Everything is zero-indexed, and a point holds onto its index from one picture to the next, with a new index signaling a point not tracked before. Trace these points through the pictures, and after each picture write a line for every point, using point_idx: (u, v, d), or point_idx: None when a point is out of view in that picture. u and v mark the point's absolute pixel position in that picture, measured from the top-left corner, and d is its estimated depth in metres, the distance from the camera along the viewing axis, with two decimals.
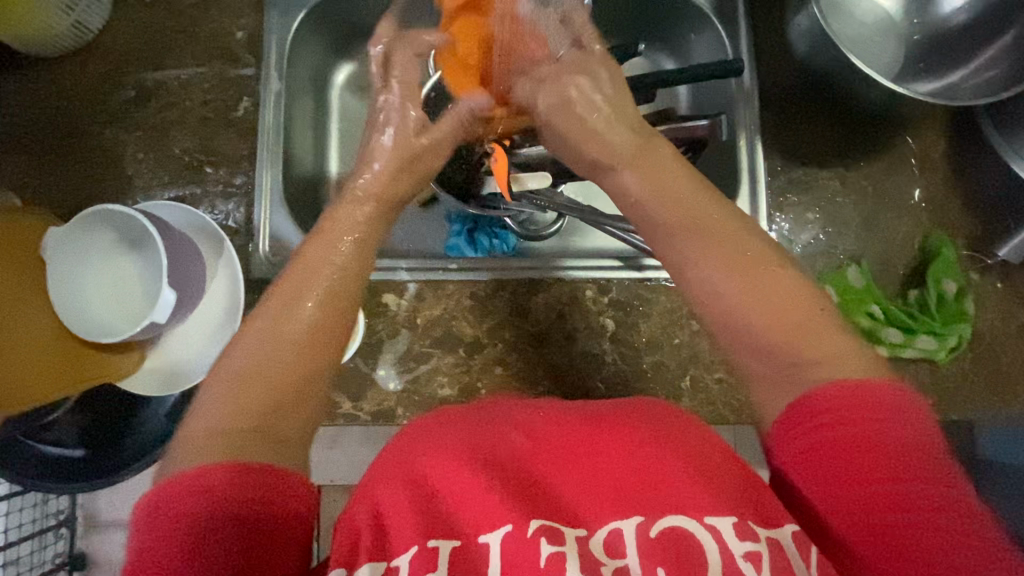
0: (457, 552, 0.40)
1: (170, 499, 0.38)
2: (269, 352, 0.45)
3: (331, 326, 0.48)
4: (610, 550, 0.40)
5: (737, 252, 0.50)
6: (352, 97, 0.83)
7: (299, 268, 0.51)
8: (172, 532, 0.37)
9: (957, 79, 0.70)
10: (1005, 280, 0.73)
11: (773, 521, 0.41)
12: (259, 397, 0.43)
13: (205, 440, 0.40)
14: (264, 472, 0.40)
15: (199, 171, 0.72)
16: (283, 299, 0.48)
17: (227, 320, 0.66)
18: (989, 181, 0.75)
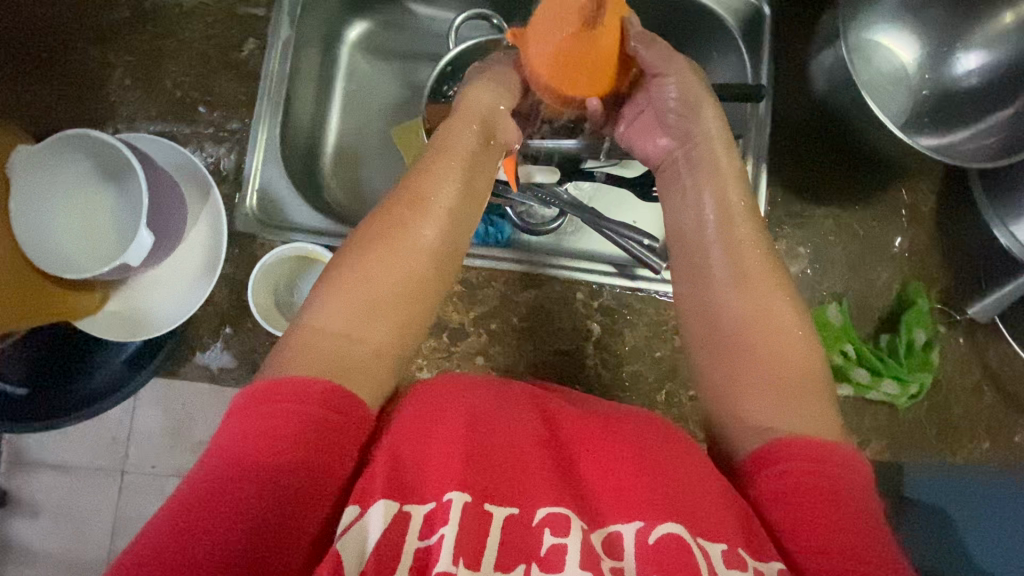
0: (468, 509, 0.40)
1: (268, 395, 0.42)
2: (374, 282, 0.49)
3: (429, 271, 0.52)
4: (609, 549, 0.41)
5: (768, 300, 0.52)
6: (363, 59, 0.81)
7: (408, 202, 0.53)
8: (266, 430, 0.41)
9: (956, 140, 0.72)
10: (967, 336, 0.77)
11: (762, 554, 0.40)
12: (368, 320, 0.48)
13: (315, 351, 0.45)
14: (351, 404, 0.44)
15: (191, 109, 0.67)
16: (397, 231, 0.52)
17: (204, 270, 0.64)
18: (971, 242, 0.78)
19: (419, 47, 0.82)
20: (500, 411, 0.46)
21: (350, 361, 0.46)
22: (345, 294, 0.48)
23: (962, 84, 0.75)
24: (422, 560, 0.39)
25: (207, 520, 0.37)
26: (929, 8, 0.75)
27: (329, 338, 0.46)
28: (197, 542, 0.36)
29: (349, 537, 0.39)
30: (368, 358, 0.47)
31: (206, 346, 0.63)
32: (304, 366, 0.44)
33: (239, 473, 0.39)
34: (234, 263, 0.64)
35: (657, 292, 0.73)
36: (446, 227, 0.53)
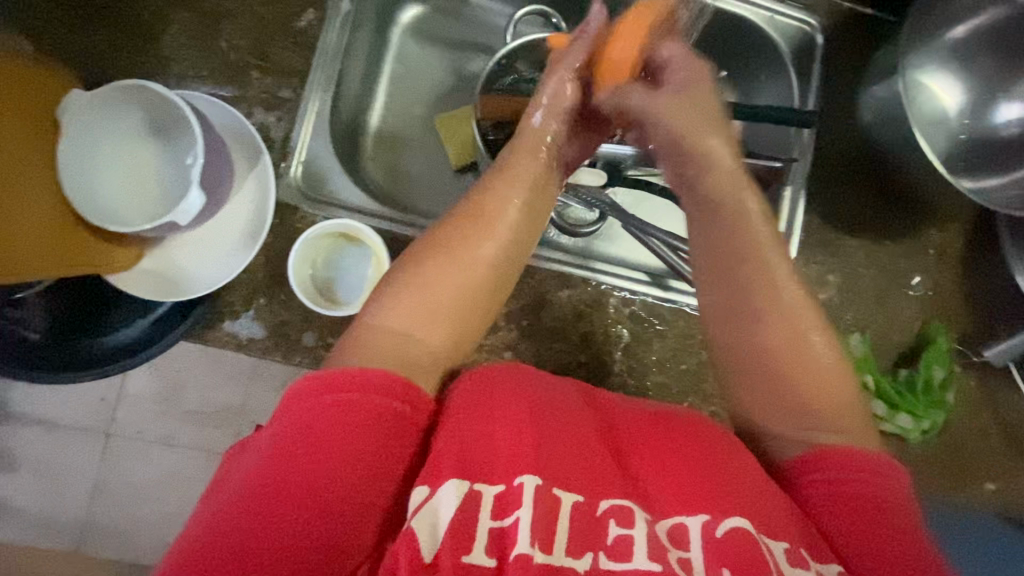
0: (540, 490, 0.41)
1: (335, 384, 0.42)
2: (437, 286, 0.48)
3: (491, 279, 0.51)
4: (677, 541, 0.41)
5: (794, 316, 0.49)
6: (415, 42, 0.80)
7: (475, 208, 0.53)
8: (335, 416, 0.41)
9: (990, 185, 0.73)
10: (980, 378, 0.79)
11: (823, 557, 0.42)
12: (434, 321, 0.48)
13: (384, 348, 0.45)
14: (418, 396, 0.44)
15: (244, 73, 0.66)
16: (465, 234, 0.51)
17: (245, 237, 0.63)
18: (992, 287, 0.80)
19: (473, 37, 0.82)
20: (558, 408, 0.47)
21: (412, 361, 0.45)
22: (408, 294, 0.48)
23: (1001, 133, 0.77)
24: (496, 541, 0.40)
25: (285, 504, 0.38)
26: (979, 55, 0.76)
27: (392, 337, 0.46)
28: (278, 523, 0.38)
29: (422, 517, 0.40)
30: (428, 359, 0.47)
31: (237, 314, 0.61)
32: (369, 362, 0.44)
33: (311, 459, 0.39)
34: (276, 232, 0.63)
35: (689, 305, 0.73)
36: (507, 235, 0.53)
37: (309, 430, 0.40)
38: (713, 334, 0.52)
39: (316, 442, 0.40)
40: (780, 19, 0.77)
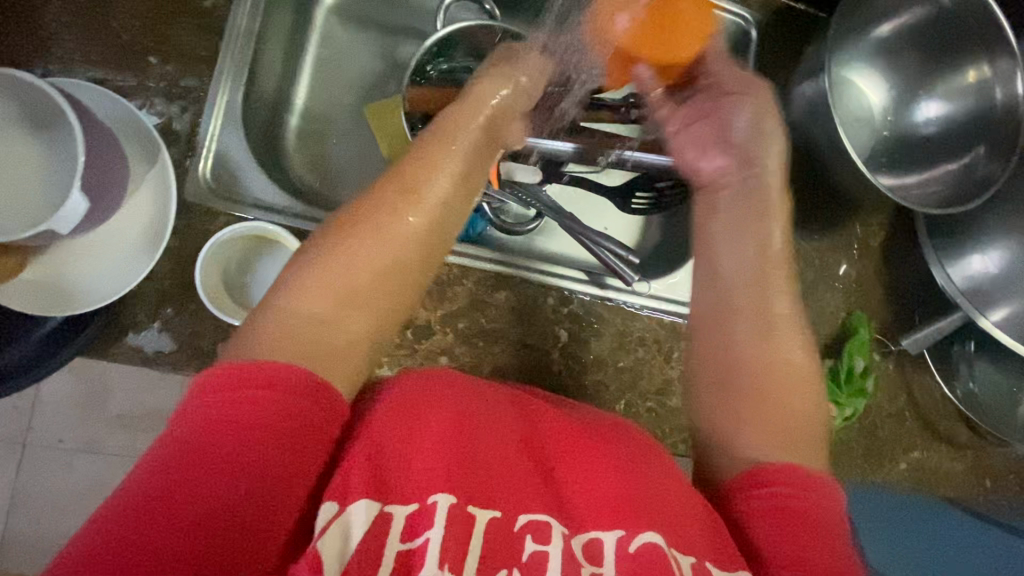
0: (454, 510, 0.40)
1: (235, 381, 0.39)
2: (354, 270, 0.45)
3: (410, 263, 0.48)
4: (589, 555, 0.41)
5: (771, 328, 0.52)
6: (340, 26, 0.75)
7: (398, 185, 0.50)
8: (232, 420, 0.38)
9: (909, 182, 0.75)
10: (897, 365, 0.84)
11: (731, 564, 0.42)
12: (350, 303, 0.45)
13: (292, 333, 0.42)
14: (327, 396, 0.41)
15: (140, 58, 0.60)
16: (386, 210, 0.48)
17: (145, 242, 0.57)
18: (909, 278, 0.84)
19: (404, 21, 0.77)
20: (482, 415, 0.47)
21: (322, 351, 0.42)
22: (322, 274, 0.45)
23: (922, 130, 0.79)
24: (405, 562, 0.39)
25: (172, 515, 0.35)
26: (902, 55, 0.79)
27: (301, 322, 0.43)
28: (162, 537, 0.34)
29: (330, 537, 0.38)
30: (343, 347, 0.44)
31: (141, 326, 0.56)
32: (275, 349, 0.41)
33: (205, 466, 0.36)
34: (182, 236, 0.58)
35: (626, 304, 0.73)
36: (430, 217, 0.50)
37: (203, 433, 0.37)
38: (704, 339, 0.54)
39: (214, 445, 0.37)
40: (715, 13, 0.77)
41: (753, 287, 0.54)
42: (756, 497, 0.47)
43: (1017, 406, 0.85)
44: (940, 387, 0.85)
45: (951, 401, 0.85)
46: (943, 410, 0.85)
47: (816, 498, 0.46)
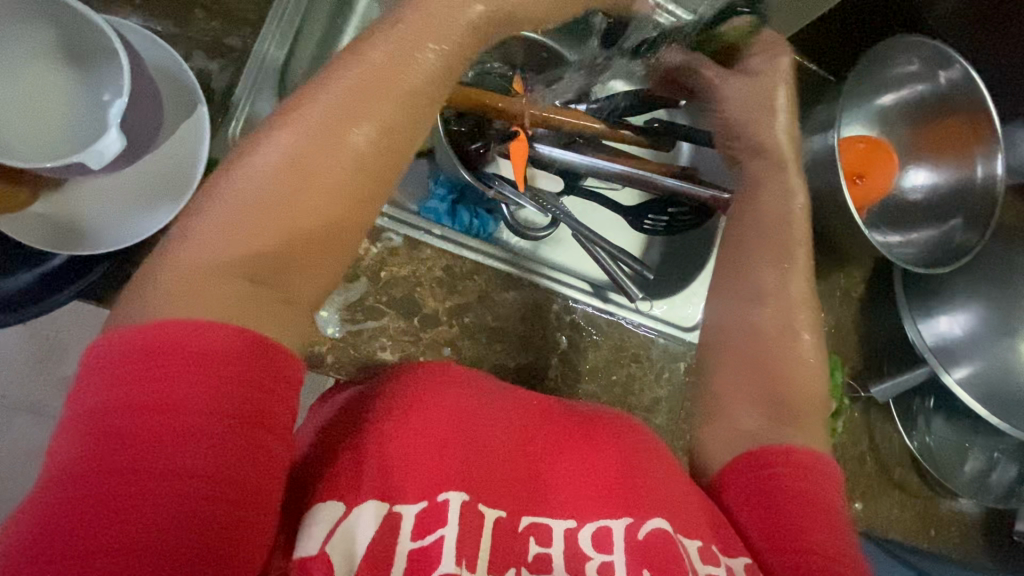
0: (466, 507, 0.40)
1: (156, 353, 0.32)
2: (296, 208, 0.38)
3: (363, 191, 0.40)
4: (599, 545, 0.42)
5: (770, 327, 0.56)
6: None
7: (344, 88, 0.40)
8: (161, 398, 0.31)
9: (893, 242, 0.81)
10: (862, 409, 0.89)
11: (732, 552, 0.45)
12: (292, 244, 0.38)
13: (211, 280, 0.35)
14: (267, 357, 0.35)
15: (186, 10, 0.60)
16: (323, 120, 0.39)
17: (167, 191, 0.55)
18: (880, 330, 0.90)
19: None
20: (490, 412, 0.47)
21: (260, 309, 0.36)
22: (250, 214, 0.37)
23: (913, 193, 0.84)
24: (417, 562, 0.38)
25: (114, 521, 0.29)
26: (894, 125, 0.85)
27: (217, 272, 0.35)
28: (103, 541, 0.29)
29: (337, 541, 0.37)
30: (275, 298, 0.37)
31: None
32: (194, 306, 0.34)
33: (135, 462, 0.30)
34: (204, 191, 0.57)
35: (625, 320, 0.76)
36: (387, 132, 0.41)
37: (125, 414, 0.31)
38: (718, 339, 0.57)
39: (142, 434, 0.31)
40: None
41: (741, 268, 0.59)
42: (758, 473, 0.49)
43: (965, 462, 0.91)
44: (899, 437, 0.91)
45: (907, 450, 0.91)
46: (900, 458, 0.91)
47: (812, 480, 0.49)
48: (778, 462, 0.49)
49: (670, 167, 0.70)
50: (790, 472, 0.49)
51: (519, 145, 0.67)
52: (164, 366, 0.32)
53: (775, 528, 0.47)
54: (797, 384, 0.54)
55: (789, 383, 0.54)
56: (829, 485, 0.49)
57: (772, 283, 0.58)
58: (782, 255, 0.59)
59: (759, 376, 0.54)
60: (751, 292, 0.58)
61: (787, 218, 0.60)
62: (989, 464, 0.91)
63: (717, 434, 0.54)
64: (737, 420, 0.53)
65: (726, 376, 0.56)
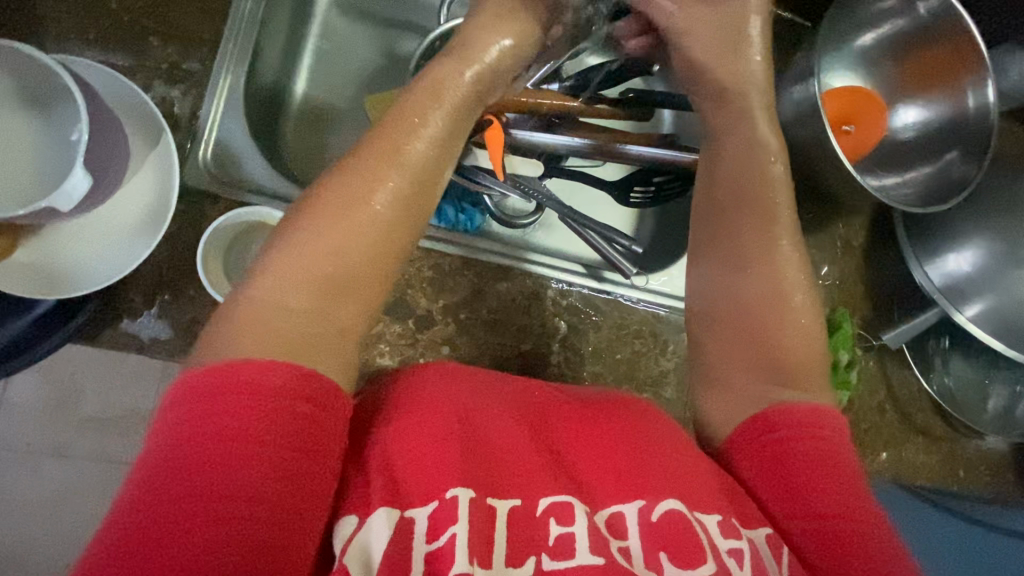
0: (473, 504, 0.39)
1: (218, 388, 0.36)
2: (343, 253, 0.43)
3: (397, 240, 0.45)
4: (613, 530, 0.42)
5: (776, 290, 0.53)
6: (341, 17, 0.75)
7: (376, 153, 0.46)
8: (226, 429, 0.35)
9: (889, 184, 0.80)
10: (877, 358, 0.88)
11: (751, 523, 0.44)
12: (336, 281, 0.42)
13: (272, 323, 0.39)
14: (322, 394, 0.39)
15: (140, 39, 0.59)
16: (361, 180, 0.45)
17: (145, 225, 0.55)
18: (887, 276, 0.88)
19: (404, 13, 0.76)
20: (491, 407, 0.46)
21: (314, 340, 0.40)
22: (300, 261, 0.42)
23: (901, 134, 0.83)
24: (433, 563, 0.38)
25: (182, 540, 0.33)
26: (878, 65, 0.83)
27: (275, 315, 0.40)
28: (172, 558, 0.32)
29: (352, 553, 0.37)
30: (332, 337, 0.41)
31: (136, 312, 0.56)
32: (258, 345, 0.38)
33: (204, 486, 0.34)
34: (182, 221, 0.57)
35: (623, 297, 0.75)
36: (415, 185, 0.47)
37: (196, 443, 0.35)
38: (723, 310, 0.54)
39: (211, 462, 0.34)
40: None
41: (748, 227, 0.55)
42: (776, 439, 0.48)
43: (987, 399, 0.89)
44: (917, 381, 0.90)
45: (926, 394, 0.90)
46: (919, 403, 0.90)
47: (830, 437, 0.48)
48: (796, 423, 0.48)
49: (649, 137, 0.69)
50: (807, 432, 0.47)
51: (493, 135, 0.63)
52: (231, 401, 0.36)
53: (790, 492, 0.46)
54: (804, 346, 0.52)
55: (797, 343, 0.52)
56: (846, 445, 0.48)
57: (783, 242, 0.54)
58: (763, 216, 0.55)
59: (757, 342, 0.52)
60: (735, 255, 0.55)
61: (761, 177, 0.56)
62: (1013, 397, 0.89)
63: (723, 407, 0.52)
64: (746, 390, 0.51)
65: (724, 343, 0.53)
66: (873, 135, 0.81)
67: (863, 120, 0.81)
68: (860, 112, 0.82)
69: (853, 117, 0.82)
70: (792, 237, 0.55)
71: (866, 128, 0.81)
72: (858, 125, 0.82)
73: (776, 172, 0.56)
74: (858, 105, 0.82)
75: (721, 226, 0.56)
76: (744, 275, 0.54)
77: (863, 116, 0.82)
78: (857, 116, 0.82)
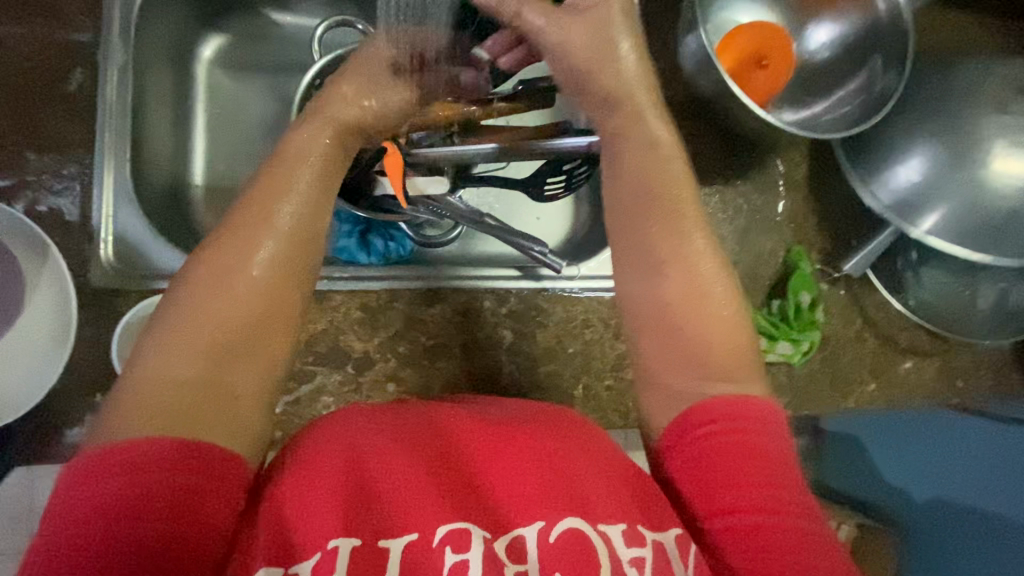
0: (357, 552, 0.40)
1: (95, 467, 0.37)
2: (224, 319, 0.42)
3: (283, 291, 0.44)
4: (514, 554, 0.42)
5: (693, 283, 0.49)
6: (223, 76, 0.74)
7: (252, 204, 0.46)
8: (104, 506, 0.36)
9: (818, 111, 0.76)
10: (847, 289, 0.85)
11: (661, 525, 0.44)
12: (218, 344, 0.41)
13: (154, 399, 0.39)
14: (205, 462, 0.39)
15: (17, 156, 0.60)
16: (239, 234, 0.44)
17: (54, 340, 0.57)
18: (839, 203, 0.85)
19: (283, 59, 0.76)
20: (404, 443, 0.46)
21: (206, 414, 0.40)
22: (179, 329, 0.41)
23: (817, 56, 0.79)
24: None
25: None
26: None
27: (156, 391, 0.39)
28: None
29: None
30: (223, 403, 0.40)
31: (74, 421, 0.57)
32: (141, 425, 0.38)
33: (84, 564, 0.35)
34: (92, 325, 0.58)
35: (563, 290, 0.73)
36: (293, 233, 0.45)
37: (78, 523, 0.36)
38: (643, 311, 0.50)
39: (88, 539, 0.36)
40: None
41: (656, 222, 0.51)
42: (698, 438, 0.46)
43: (976, 299, 0.84)
44: (891, 303, 0.86)
45: (906, 313, 0.86)
46: (901, 323, 0.86)
47: (756, 430, 0.46)
48: (718, 420, 0.46)
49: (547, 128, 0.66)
50: (732, 427, 0.45)
51: (393, 159, 0.66)
52: (110, 480, 0.37)
53: (714, 488, 0.45)
54: (729, 338, 0.49)
55: (720, 335, 0.48)
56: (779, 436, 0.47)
57: (691, 230, 0.51)
58: (667, 213, 0.51)
59: (678, 349, 0.48)
60: (648, 259, 0.50)
61: (658, 170, 0.52)
62: (1000, 294, 0.85)
63: (659, 406, 0.48)
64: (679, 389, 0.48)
65: (648, 346, 0.50)
66: (786, 66, 0.77)
67: (774, 52, 0.77)
68: (770, 45, 0.77)
69: (763, 51, 0.77)
70: (701, 230, 0.51)
71: (779, 60, 0.77)
72: (771, 58, 0.77)
73: (672, 162, 0.53)
74: (765, 38, 0.77)
75: (627, 222, 0.52)
76: (662, 276, 0.49)
77: (773, 48, 0.77)
78: (767, 49, 0.77)
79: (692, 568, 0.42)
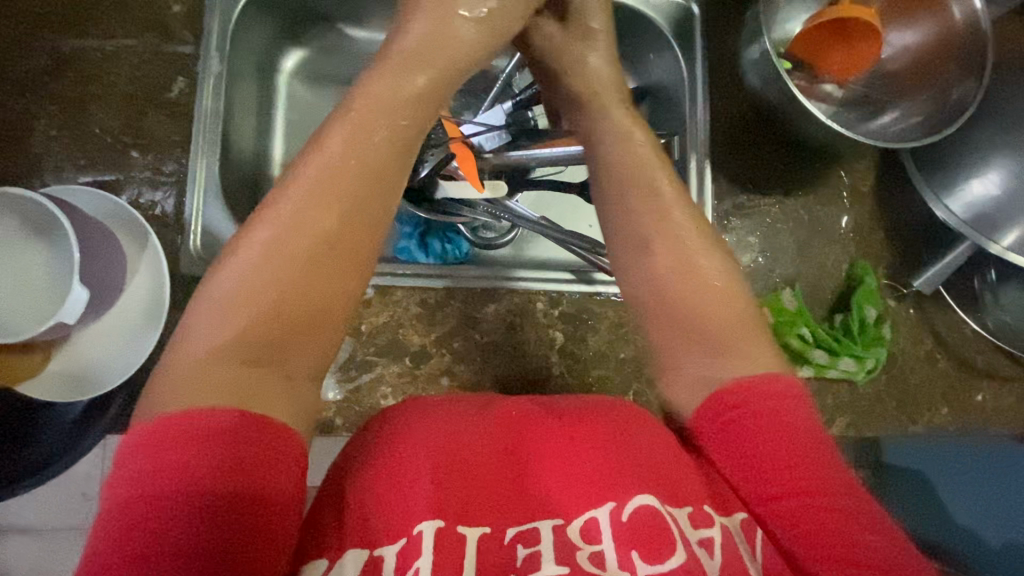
0: (440, 534, 0.42)
1: (158, 440, 0.36)
2: (273, 294, 0.41)
3: (338, 268, 0.44)
4: (586, 535, 0.42)
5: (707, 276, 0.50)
6: (301, 85, 0.80)
7: (310, 175, 0.45)
8: (164, 479, 0.35)
9: (887, 122, 0.74)
10: (917, 307, 0.80)
11: (726, 509, 0.44)
12: (278, 321, 0.41)
13: (212, 370, 0.38)
14: (267, 435, 0.38)
15: (123, 154, 0.67)
16: (294, 205, 0.44)
17: (148, 321, 0.63)
18: (910, 217, 0.81)
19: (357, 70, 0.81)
20: (473, 434, 0.47)
21: (263, 392, 0.39)
22: (233, 304, 0.41)
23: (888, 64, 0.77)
24: None
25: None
26: None
27: (210, 366, 0.39)
28: None
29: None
30: (280, 382, 0.40)
31: None
32: (199, 399, 0.38)
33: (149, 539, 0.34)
34: (179, 307, 0.64)
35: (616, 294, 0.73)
36: (350, 211, 0.44)
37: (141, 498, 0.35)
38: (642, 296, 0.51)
39: (151, 513, 0.35)
40: None
41: (648, 210, 0.53)
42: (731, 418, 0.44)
43: None
44: (967, 323, 0.81)
45: (982, 334, 0.81)
46: (977, 345, 0.81)
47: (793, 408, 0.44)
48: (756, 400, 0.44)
49: None
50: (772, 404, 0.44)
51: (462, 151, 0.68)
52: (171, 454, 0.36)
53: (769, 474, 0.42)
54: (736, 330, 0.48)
55: (728, 327, 0.48)
56: (809, 403, 0.45)
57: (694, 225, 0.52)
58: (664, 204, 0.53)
59: (685, 327, 0.49)
60: (643, 245, 0.52)
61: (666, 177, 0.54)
62: None
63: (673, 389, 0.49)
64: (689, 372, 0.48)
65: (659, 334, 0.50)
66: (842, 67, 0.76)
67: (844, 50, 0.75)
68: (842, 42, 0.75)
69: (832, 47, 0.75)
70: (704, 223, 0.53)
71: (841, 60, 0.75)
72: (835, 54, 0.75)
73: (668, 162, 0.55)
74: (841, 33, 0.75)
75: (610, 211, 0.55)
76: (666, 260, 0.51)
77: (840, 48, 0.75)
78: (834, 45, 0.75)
79: (760, 551, 0.42)
